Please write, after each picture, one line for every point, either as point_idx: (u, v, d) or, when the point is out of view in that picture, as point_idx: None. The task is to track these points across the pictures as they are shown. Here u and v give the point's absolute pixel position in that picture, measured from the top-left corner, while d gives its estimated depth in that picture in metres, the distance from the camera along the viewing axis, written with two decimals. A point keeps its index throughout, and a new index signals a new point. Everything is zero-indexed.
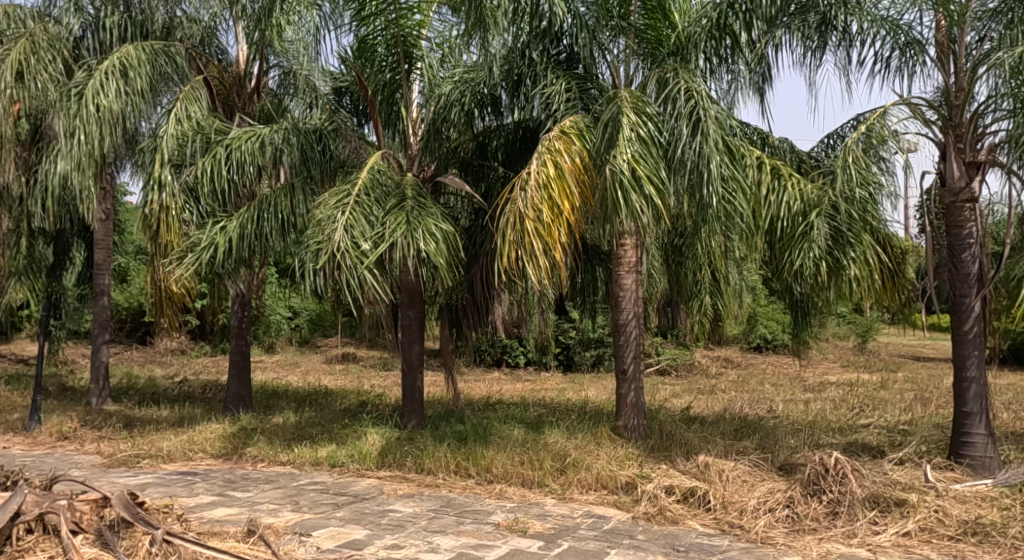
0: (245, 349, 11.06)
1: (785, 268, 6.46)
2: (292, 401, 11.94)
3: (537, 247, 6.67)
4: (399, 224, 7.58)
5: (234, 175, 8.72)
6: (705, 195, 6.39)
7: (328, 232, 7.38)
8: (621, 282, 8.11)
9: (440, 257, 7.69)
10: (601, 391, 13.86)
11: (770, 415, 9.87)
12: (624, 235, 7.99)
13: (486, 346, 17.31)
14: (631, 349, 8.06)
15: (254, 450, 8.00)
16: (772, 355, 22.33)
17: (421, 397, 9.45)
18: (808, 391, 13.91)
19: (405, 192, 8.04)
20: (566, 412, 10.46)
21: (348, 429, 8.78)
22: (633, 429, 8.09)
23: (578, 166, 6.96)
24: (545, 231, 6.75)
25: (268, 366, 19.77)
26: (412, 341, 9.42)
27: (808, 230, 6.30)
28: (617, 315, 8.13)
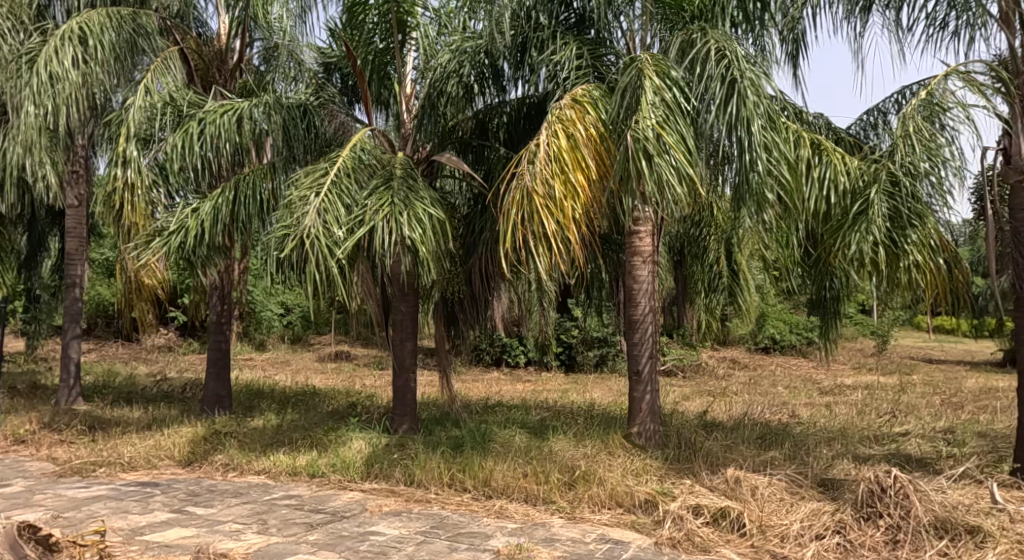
0: (225, 345, 10.24)
1: (837, 253, 5.85)
2: (275, 402, 11.10)
3: (550, 227, 5.95)
4: (378, 207, 6.72)
5: (208, 152, 7.90)
6: (744, 167, 5.83)
7: (298, 217, 6.56)
8: (635, 273, 7.30)
9: (425, 246, 6.81)
10: (606, 393, 13.04)
11: (795, 420, 9.06)
12: (641, 220, 7.23)
13: (485, 344, 16.49)
14: (646, 348, 7.25)
15: (225, 458, 7.18)
16: (780, 357, 21.53)
17: (414, 399, 8.64)
18: (826, 395, 13.08)
19: (393, 171, 7.20)
20: (571, 416, 9.64)
21: (332, 435, 7.96)
22: (648, 437, 7.26)
23: (594, 138, 6.23)
24: (557, 209, 6.04)
25: (257, 364, 18.94)
26: (404, 338, 8.59)
27: (865, 209, 5.71)
28: (631, 309, 7.32)
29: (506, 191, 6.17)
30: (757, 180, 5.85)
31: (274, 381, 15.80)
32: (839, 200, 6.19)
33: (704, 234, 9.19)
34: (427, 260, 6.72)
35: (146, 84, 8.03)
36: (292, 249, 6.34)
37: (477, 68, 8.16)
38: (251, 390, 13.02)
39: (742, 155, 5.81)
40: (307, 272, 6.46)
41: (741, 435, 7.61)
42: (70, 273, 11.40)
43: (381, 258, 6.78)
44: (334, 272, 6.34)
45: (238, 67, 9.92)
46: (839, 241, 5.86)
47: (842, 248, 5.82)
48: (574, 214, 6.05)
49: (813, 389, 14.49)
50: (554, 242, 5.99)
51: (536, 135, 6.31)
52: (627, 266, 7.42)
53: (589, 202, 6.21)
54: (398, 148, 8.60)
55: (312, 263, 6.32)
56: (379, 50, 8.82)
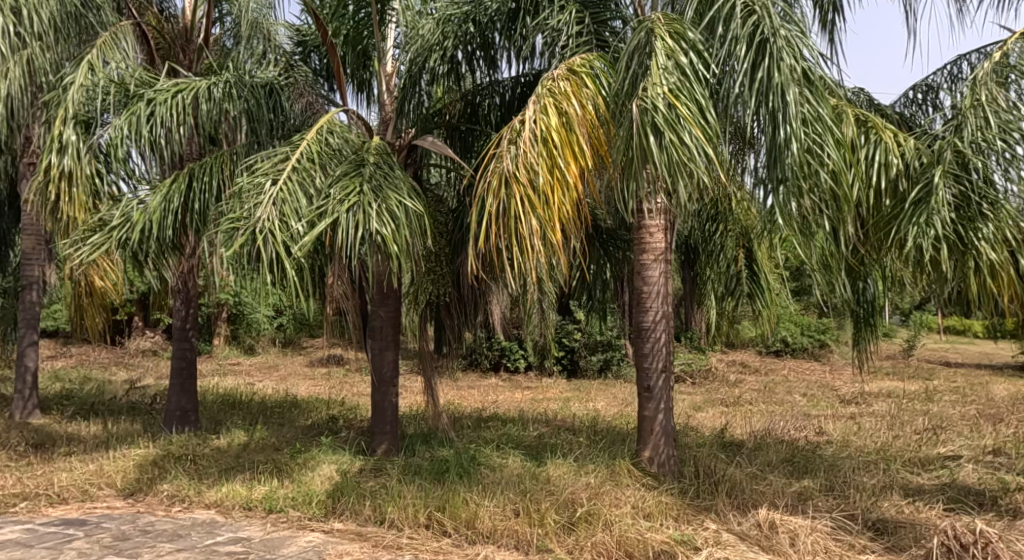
0: (189, 353, 9.27)
1: (891, 249, 4.87)
2: (248, 416, 10.14)
3: (531, 223, 4.99)
4: (341, 196, 5.73)
5: (157, 136, 6.94)
6: (776, 145, 4.88)
7: (249, 207, 5.69)
8: (644, 273, 6.36)
9: (397, 244, 5.80)
10: (611, 402, 12.07)
11: (823, 438, 8.07)
12: (651, 211, 6.28)
13: (482, 347, 15.51)
14: (658, 361, 6.28)
15: (170, 489, 6.26)
16: (793, 361, 20.53)
17: (395, 416, 7.67)
18: (850, 405, 12.08)
19: (365, 157, 6.20)
20: (572, 433, 8.68)
21: (301, 459, 7.02)
22: (660, 462, 6.29)
23: (590, 116, 5.25)
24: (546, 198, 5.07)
25: (242, 369, 17.99)
26: (384, 347, 7.65)
27: (927, 194, 4.75)
28: (640, 316, 6.36)
29: (483, 178, 5.21)
30: (792, 161, 4.88)
31: (258, 388, 14.87)
32: (890, 187, 5.32)
33: (720, 229, 8.27)
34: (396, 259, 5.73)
35: (89, 61, 7.13)
36: (238, 244, 5.48)
37: (464, 39, 7.15)
38: (228, 400, 12.06)
39: (774, 131, 4.86)
40: (262, 272, 5.59)
41: (766, 458, 6.65)
42: (26, 274, 10.43)
43: (346, 256, 5.81)
44: (289, 272, 5.41)
45: (206, 46, 8.75)
46: (891, 235, 4.90)
47: (895, 243, 4.85)
48: (563, 208, 5.09)
49: (833, 398, 13.53)
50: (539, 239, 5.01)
51: (523, 111, 5.35)
52: (635, 264, 6.46)
53: (581, 192, 5.22)
54: (378, 133, 7.62)
55: (262, 260, 5.43)
56: (357, 21, 7.85)
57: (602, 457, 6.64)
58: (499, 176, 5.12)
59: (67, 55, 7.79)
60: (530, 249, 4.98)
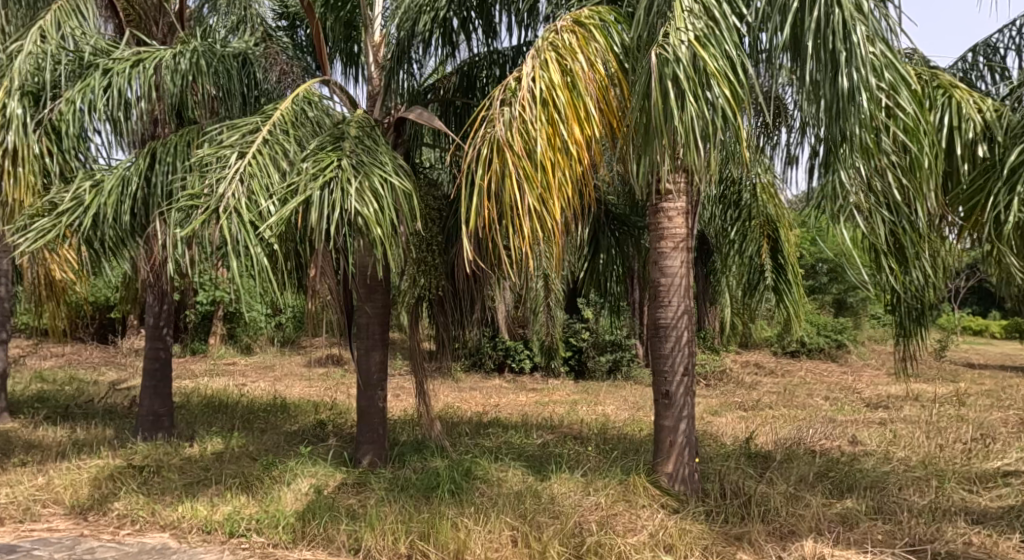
0: (163, 353, 8.52)
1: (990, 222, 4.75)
2: (229, 422, 9.39)
3: (525, 200, 4.25)
4: (317, 170, 4.86)
5: (116, 110, 6.23)
6: (838, 96, 4.21)
7: (212, 181, 4.77)
8: (662, 263, 5.59)
9: (381, 229, 4.92)
10: (622, 406, 11.28)
11: (858, 448, 7.29)
12: (670, 190, 5.53)
13: (486, 347, 14.74)
14: (679, 364, 5.51)
15: (122, 507, 5.54)
16: (809, 362, 19.70)
17: (383, 423, 6.92)
18: (878, 410, 11.26)
19: (346, 129, 5.37)
20: (579, 441, 7.92)
21: (276, 472, 6.29)
22: (680, 480, 5.52)
23: (599, 76, 4.47)
24: (545, 169, 4.30)
25: (236, 369, 17.26)
26: (370, 347, 6.89)
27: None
28: (658, 310, 5.61)
29: (471, 148, 4.46)
30: (857, 115, 4.20)
31: (250, 389, 14.12)
32: (968, 149, 5.21)
33: (744, 218, 7.45)
34: (382, 245, 4.86)
35: (41, 27, 6.27)
36: (195, 226, 4.56)
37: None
38: (212, 403, 11.30)
39: (833, 83, 4.20)
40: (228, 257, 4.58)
41: (798, 473, 5.88)
42: None
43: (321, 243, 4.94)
44: (256, 260, 4.52)
45: (182, 22, 7.77)
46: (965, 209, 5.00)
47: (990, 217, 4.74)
48: (562, 185, 4.32)
49: (858, 402, 12.72)
50: (538, 219, 4.29)
51: (520, 68, 4.57)
52: (651, 252, 5.70)
53: (587, 165, 4.44)
54: (365, 110, 6.78)
55: (226, 243, 4.54)
56: None
57: (613, 472, 5.88)
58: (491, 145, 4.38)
59: (22, 23, 7.04)
60: (525, 234, 4.24)
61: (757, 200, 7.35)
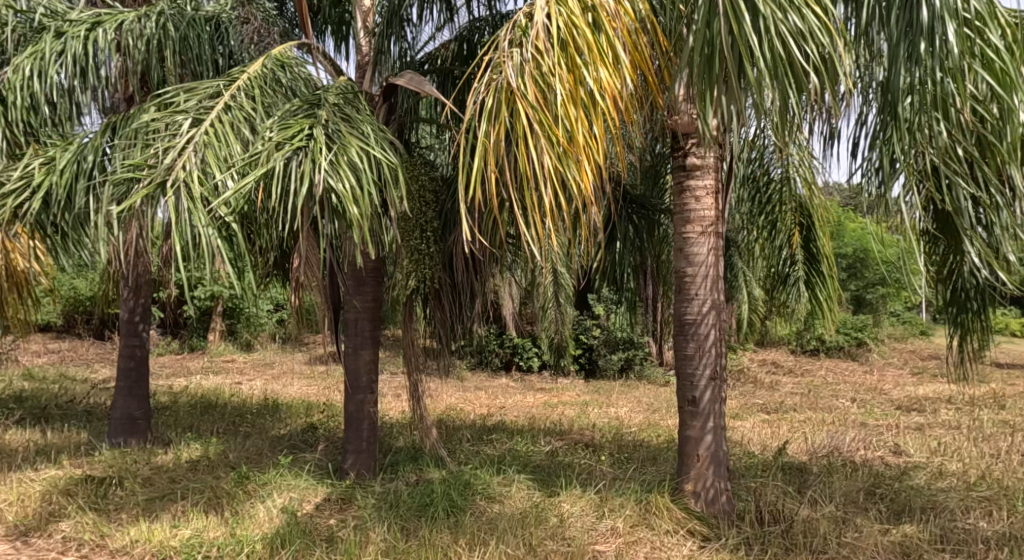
0: (138, 351, 7.84)
1: None
2: (213, 425, 8.71)
3: (542, 156, 3.56)
4: (285, 137, 4.15)
5: (84, 76, 5.57)
6: (919, 26, 3.69)
7: (159, 151, 4.06)
8: (688, 250, 4.87)
9: (358, 210, 4.21)
10: (636, 409, 10.55)
11: (903, 459, 6.56)
12: (699, 164, 4.82)
13: (492, 344, 14.01)
14: (704, 367, 4.80)
15: (69, 531, 4.89)
16: (829, 360, 18.90)
17: (372, 432, 6.22)
18: (911, 414, 10.50)
19: (325, 96, 4.66)
20: (591, 450, 7.20)
21: (249, 487, 5.62)
22: (711, 500, 4.80)
23: (628, 14, 3.75)
24: (563, 122, 3.60)
25: (233, 367, 16.58)
26: (358, 345, 6.19)
27: None
28: (682, 304, 4.90)
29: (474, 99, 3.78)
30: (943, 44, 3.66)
31: (244, 388, 13.44)
32: None
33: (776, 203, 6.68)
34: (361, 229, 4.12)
35: None
36: (135, 200, 3.83)
37: None
38: (199, 404, 10.63)
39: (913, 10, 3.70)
40: (175, 238, 3.86)
41: (840, 492, 5.17)
42: None
43: (289, 226, 4.22)
44: (207, 241, 3.81)
45: None
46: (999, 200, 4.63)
47: None
48: (584, 141, 3.62)
49: (887, 405, 11.94)
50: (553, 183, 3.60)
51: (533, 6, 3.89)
52: (676, 235, 4.99)
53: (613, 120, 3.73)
54: (354, 82, 6.08)
55: (171, 222, 3.82)
56: None
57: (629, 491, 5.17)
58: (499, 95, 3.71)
59: None
60: (541, 199, 3.57)
61: (788, 182, 6.54)
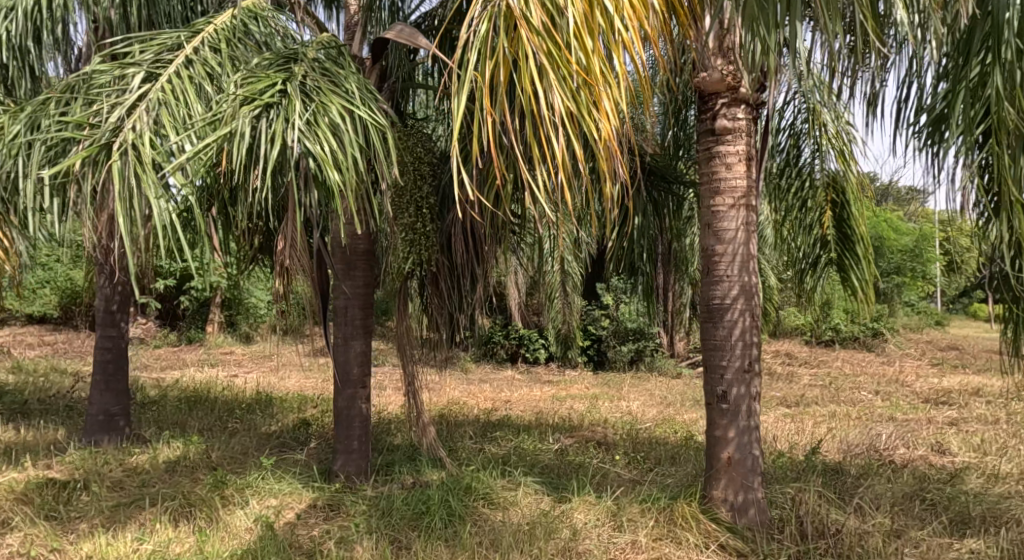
0: (115, 342, 7.25)
1: None
2: (199, 421, 8.15)
3: (553, 92, 3.07)
4: (252, 92, 3.57)
5: (47, 27, 5.27)
6: None
7: (104, 111, 3.49)
8: (716, 224, 4.29)
9: (339, 178, 3.62)
10: (648, 403, 9.99)
11: (948, 459, 6.01)
12: (728, 122, 4.24)
13: (496, 335, 13.43)
14: (734, 360, 4.22)
15: (16, 546, 4.37)
16: (844, 351, 18.29)
17: (364, 431, 5.66)
18: (940, 408, 9.92)
19: (304, 49, 4.07)
20: (604, 449, 6.64)
21: (226, 491, 5.07)
22: (742, 512, 4.23)
23: None
24: (576, 52, 3.11)
25: (229, 359, 16.04)
26: (349, 336, 5.62)
27: None
28: (709, 284, 4.32)
29: (470, 28, 3.27)
30: None
31: (238, 381, 12.88)
32: None
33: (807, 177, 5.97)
34: (342, 199, 3.52)
35: None
36: (72, 165, 3.26)
37: None
38: (188, 399, 10.05)
39: None
40: (119, 210, 3.28)
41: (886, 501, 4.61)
42: None
43: (258, 198, 3.63)
44: (158, 213, 3.23)
45: None
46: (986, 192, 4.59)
47: None
48: (602, 74, 3.13)
49: (912, 398, 11.36)
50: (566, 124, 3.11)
51: None
52: (700, 201, 4.43)
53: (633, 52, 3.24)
54: (342, 44, 5.46)
55: (114, 192, 3.24)
56: None
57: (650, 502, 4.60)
58: (498, 21, 3.21)
59: None
60: (551, 144, 3.08)
61: (819, 155, 5.82)
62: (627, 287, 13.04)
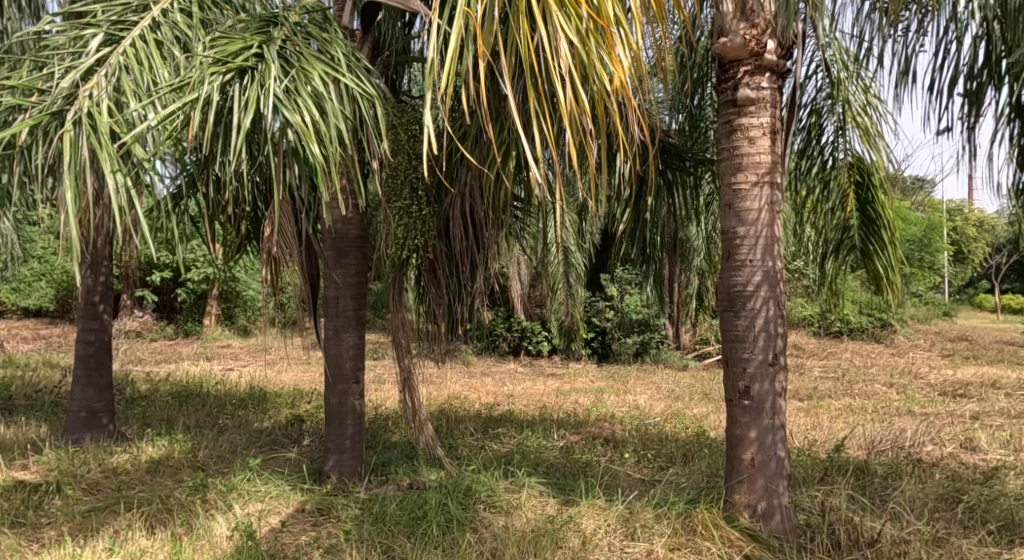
0: (98, 336, 6.87)
1: None
2: (189, 418, 7.78)
3: (558, 28, 3.15)
4: (223, 55, 3.21)
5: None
6: None
7: (58, 76, 3.13)
8: (738, 204, 3.93)
9: (320, 151, 3.24)
10: (656, 397, 9.64)
11: (977, 457, 5.67)
12: (752, 91, 3.88)
13: (498, 327, 13.08)
14: (759, 353, 3.85)
15: None
16: (852, 342, 17.93)
17: (357, 429, 5.31)
18: (958, 402, 9.56)
19: (283, 11, 3.70)
20: (612, 446, 6.30)
21: (209, 495, 4.72)
22: (769, 519, 3.88)
23: None
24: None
25: (225, 352, 15.69)
26: (341, 327, 5.26)
27: None
28: (731, 270, 3.95)
29: None
30: None
31: (233, 374, 12.53)
32: None
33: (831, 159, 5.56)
34: (325, 175, 3.17)
35: None
36: (19, 134, 2.90)
37: None
38: (179, 394, 9.69)
39: None
40: (71, 184, 2.92)
41: (923, 509, 4.25)
42: None
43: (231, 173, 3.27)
44: (115, 190, 2.86)
45: None
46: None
47: None
48: (610, 14, 3.22)
49: (928, 391, 11.00)
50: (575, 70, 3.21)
51: None
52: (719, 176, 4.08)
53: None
54: (332, 14, 5.01)
55: (65, 166, 2.88)
56: None
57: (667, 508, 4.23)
58: None
59: None
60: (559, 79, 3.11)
61: (843, 134, 5.37)
62: (632, 278, 12.66)
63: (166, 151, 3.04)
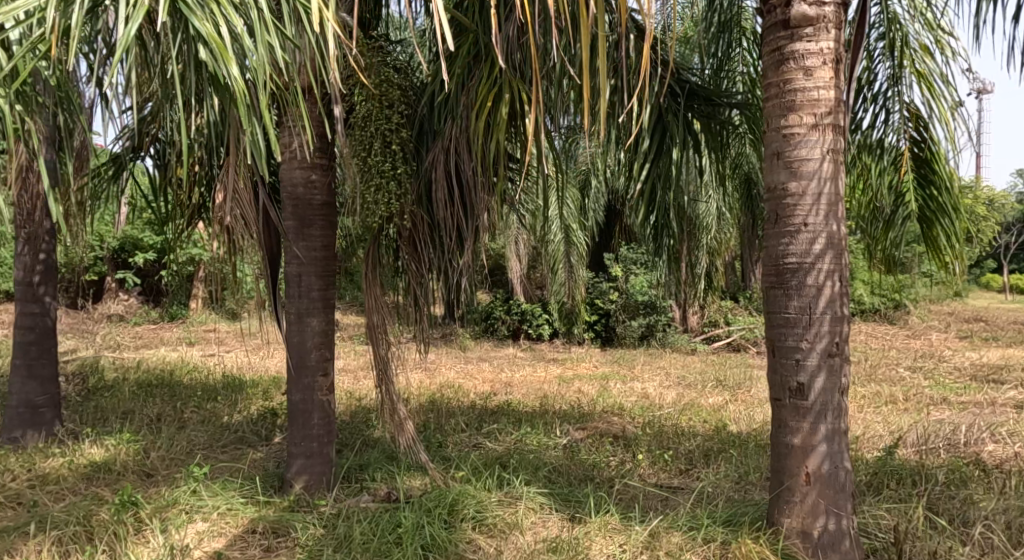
0: (38, 321, 6.00)
1: None
2: (148, 412, 6.95)
3: None
4: None
5: None
6: None
7: None
8: (790, 152, 3.13)
9: (232, 73, 2.54)
10: (666, 385, 8.83)
11: None
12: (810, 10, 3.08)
13: (496, 309, 12.24)
14: (818, 341, 3.10)
15: None
16: (865, 323, 17.11)
17: (324, 429, 4.49)
18: (995, 389, 8.76)
19: None
20: (622, 446, 5.48)
21: (142, 512, 3.95)
22: (832, 548, 3.17)
23: None
24: None
25: (207, 336, 14.83)
26: (307, 310, 4.44)
27: None
28: (781, 237, 3.16)
29: None
30: None
31: (213, 361, 11.69)
32: None
33: (888, 112, 4.69)
34: (242, 109, 2.58)
35: None
36: None
37: None
38: (147, 383, 8.85)
39: None
40: None
41: (1011, 534, 3.48)
42: None
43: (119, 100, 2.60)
44: None
45: None
46: None
47: None
48: None
49: (956, 377, 10.20)
50: None
51: None
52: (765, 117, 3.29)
53: None
54: None
55: None
56: None
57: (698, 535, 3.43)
58: None
59: None
60: None
61: (899, 82, 4.53)
62: (638, 257, 11.83)
63: (27, 69, 2.45)
